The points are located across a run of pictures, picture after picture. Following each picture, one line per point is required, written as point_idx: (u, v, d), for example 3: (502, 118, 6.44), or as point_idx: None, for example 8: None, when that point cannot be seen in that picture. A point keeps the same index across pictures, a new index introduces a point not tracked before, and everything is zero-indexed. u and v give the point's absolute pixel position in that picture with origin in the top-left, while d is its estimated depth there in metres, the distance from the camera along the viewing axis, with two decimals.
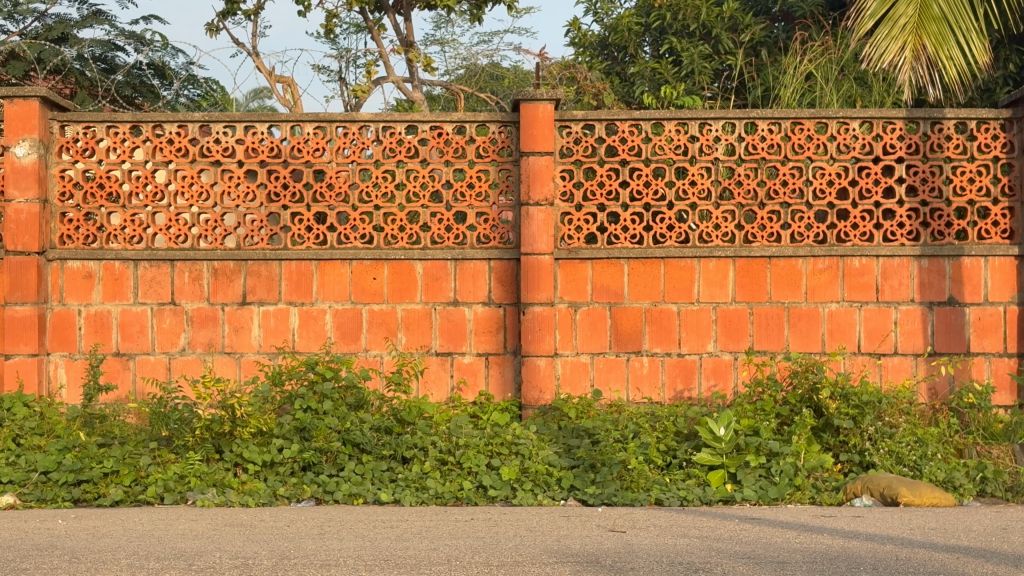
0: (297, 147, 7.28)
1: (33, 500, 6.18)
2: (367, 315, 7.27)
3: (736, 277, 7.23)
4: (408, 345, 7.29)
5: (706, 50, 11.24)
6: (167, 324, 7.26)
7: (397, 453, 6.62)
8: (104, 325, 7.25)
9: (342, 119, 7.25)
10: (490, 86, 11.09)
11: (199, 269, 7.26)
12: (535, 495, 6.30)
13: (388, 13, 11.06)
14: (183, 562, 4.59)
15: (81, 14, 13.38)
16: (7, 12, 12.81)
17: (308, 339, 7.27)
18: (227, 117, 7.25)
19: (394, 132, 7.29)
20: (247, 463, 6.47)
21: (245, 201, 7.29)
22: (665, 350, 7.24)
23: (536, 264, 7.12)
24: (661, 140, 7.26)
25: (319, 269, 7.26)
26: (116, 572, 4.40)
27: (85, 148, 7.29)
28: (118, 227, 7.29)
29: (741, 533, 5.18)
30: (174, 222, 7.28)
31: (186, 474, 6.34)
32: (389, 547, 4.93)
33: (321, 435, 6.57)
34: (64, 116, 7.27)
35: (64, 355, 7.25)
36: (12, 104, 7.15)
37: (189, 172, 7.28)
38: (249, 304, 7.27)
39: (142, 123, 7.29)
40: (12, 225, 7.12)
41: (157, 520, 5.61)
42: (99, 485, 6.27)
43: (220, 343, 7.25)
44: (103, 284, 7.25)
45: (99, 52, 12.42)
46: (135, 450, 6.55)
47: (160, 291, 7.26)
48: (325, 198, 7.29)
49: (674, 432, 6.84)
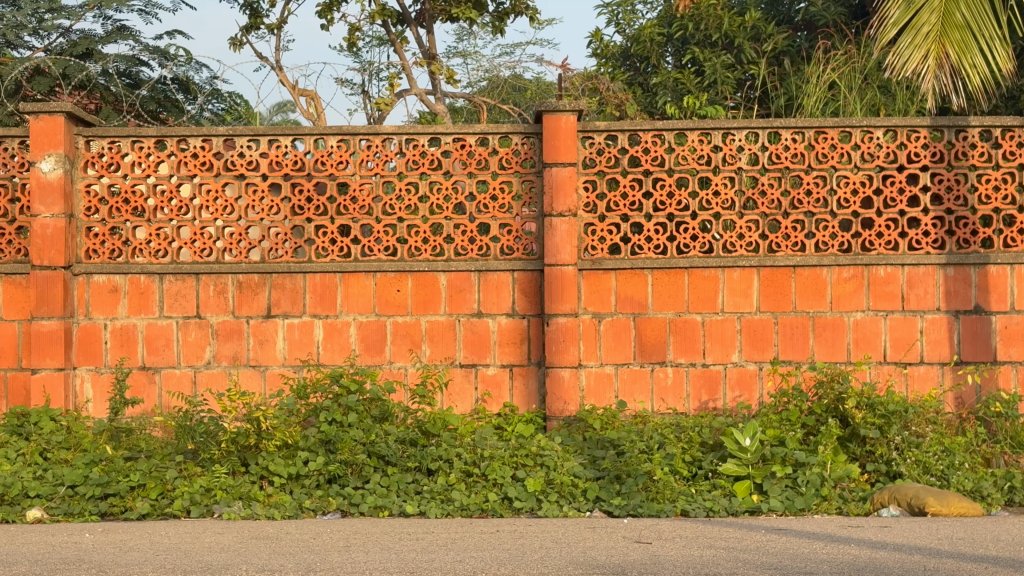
0: (321, 160, 7.30)
1: (61, 513, 6.20)
2: (391, 328, 7.28)
3: (761, 287, 7.21)
4: (433, 357, 7.29)
5: (729, 60, 11.23)
6: (192, 337, 7.28)
7: (422, 464, 6.62)
8: (130, 339, 7.29)
9: (365, 132, 7.27)
10: (514, 98, 11.09)
11: (224, 282, 7.29)
12: (561, 506, 6.28)
13: (411, 26, 11.10)
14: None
15: (105, 29, 13.43)
16: (32, 28, 12.91)
17: (332, 352, 7.28)
18: (251, 131, 7.27)
19: (417, 145, 7.30)
20: (272, 475, 6.49)
21: (269, 214, 7.32)
22: (690, 360, 7.23)
23: (559, 275, 7.12)
24: (685, 149, 7.25)
25: (343, 282, 7.28)
26: None
27: (111, 163, 7.33)
28: (143, 241, 7.32)
29: (767, 544, 5.16)
30: (199, 235, 7.31)
31: (212, 487, 6.36)
32: (415, 559, 4.94)
33: (346, 447, 6.59)
34: (89, 131, 7.31)
35: (90, 369, 7.28)
36: (37, 118, 7.17)
37: (214, 186, 7.29)
38: (274, 317, 7.29)
39: (167, 137, 7.31)
40: (39, 240, 7.16)
41: (184, 533, 5.63)
42: (125, 498, 6.29)
43: (245, 356, 7.28)
44: (129, 297, 7.29)
45: (123, 67, 12.48)
46: (161, 463, 6.58)
47: (185, 305, 7.29)
48: (349, 211, 7.32)
49: (699, 442, 6.83)
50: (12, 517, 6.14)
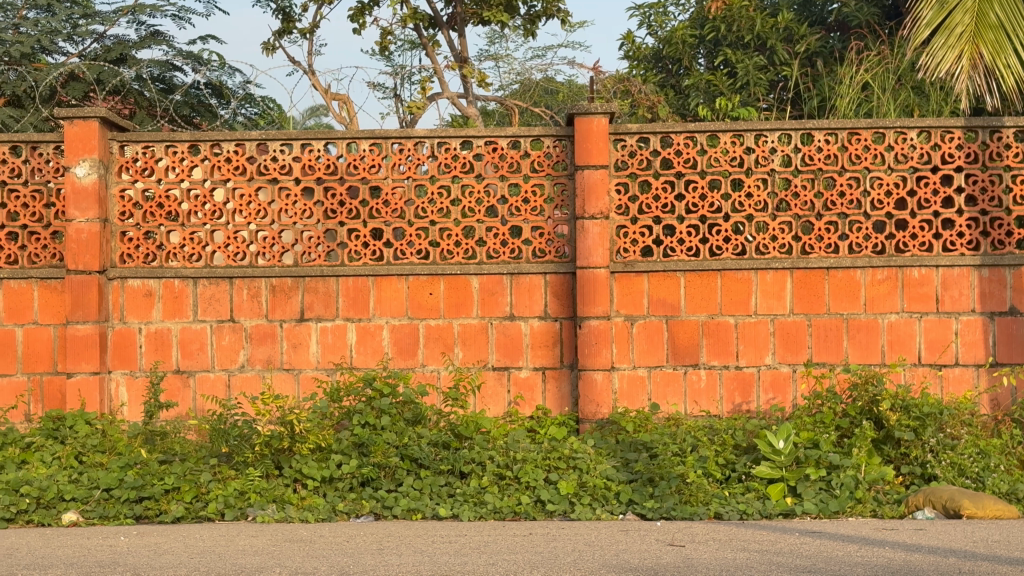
0: (353, 164, 7.33)
1: (96, 517, 6.25)
2: (423, 331, 7.30)
3: (794, 289, 7.18)
4: (465, 360, 7.30)
5: (761, 61, 11.18)
6: (226, 341, 7.32)
7: (454, 468, 6.63)
8: (164, 342, 7.33)
9: (398, 136, 7.29)
10: (546, 101, 11.07)
11: (257, 286, 7.32)
12: (594, 509, 6.28)
13: (442, 29, 11.11)
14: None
15: (139, 35, 13.50)
16: (66, 34, 13.00)
17: (365, 355, 7.30)
18: (283, 136, 7.30)
19: (449, 148, 7.32)
20: (306, 478, 6.51)
21: (302, 218, 7.34)
22: (723, 363, 7.22)
23: (591, 278, 7.11)
24: (717, 152, 7.23)
25: (376, 285, 7.30)
26: None
27: (145, 168, 7.39)
28: (177, 246, 7.35)
29: (801, 547, 5.14)
30: (233, 239, 7.34)
31: (247, 490, 6.38)
32: (447, 562, 4.95)
33: (379, 450, 6.58)
34: (123, 136, 7.36)
35: (125, 373, 7.33)
36: (71, 124, 7.23)
37: (247, 190, 7.33)
38: (307, 320, 7.32)
39: (200, 141, 7.35)
40: (74, 245, 7.21)
41: (219, 536, 5.66)
42: (160, 502, 6.32)
43: (279, 359, 7.31)
44: (163, 301, 7.33)
45: (157, 72, 12.56)
46: (196, 466, 6.60)
47: (219, 308, 7.32)
48: (381, 215, 7.32)
49: (732, 445, 6.81)
50: (49, 520, 6.20)
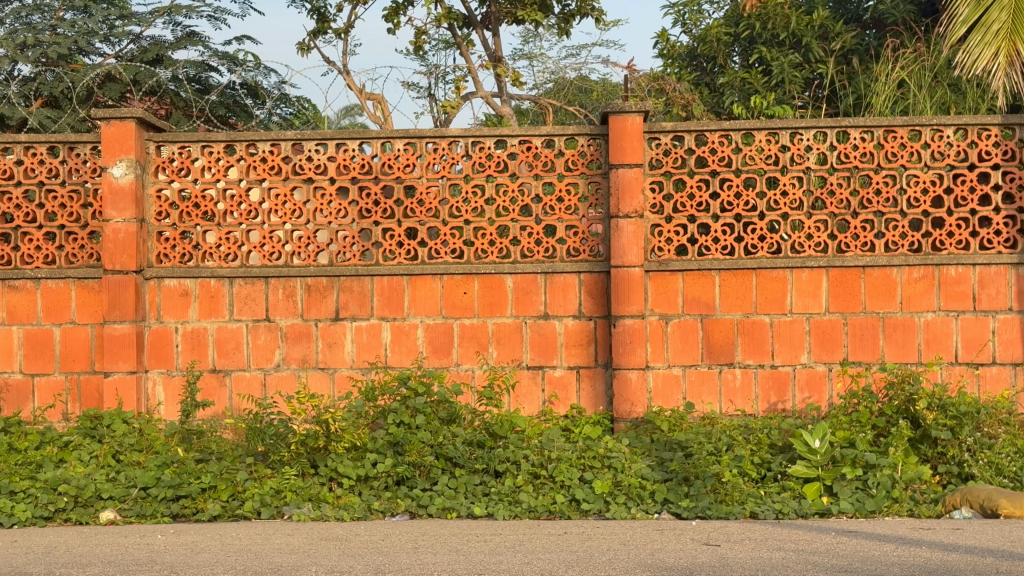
0: (388, 164, 7.35)
1: (133, 515, 6.29)
2: (458, 330, 7.31)
3: (830, 288, 7.15)
4: (500, 359, 7.30)
5: (796, 59, 11.12)
6: (262, 340, 7.36)
7: (489, 466, 6.64)
8: (200, 342, 7.36)
9: (432, 135, 7.30)
10: (580, 100, 11.06)
11: (293, 285, 7.35)
12: (629, 508, 6.27)
13: (476, 29, 11.12)
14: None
15: (175, 35, 13.57)
16: (103, 35, 13.08)
17: (400, 354, 7.33)
18: (319, 136, 7.33)
19: (483, 147, 7.33)
20: (341, 477, 6.53)
21: (337, 217, 7.36)
22: (758, 362, 7.19)
23: (626, 277, 7.10)
24: (752, 150, 7.21)
25: (411, 285, 7.32)
26: None
27: (181, 168, 7.43)
28: (214, 245, 7.39)
29: (837, 547, 5.12)
30: (268, 239, 7.38)
31: (283, 489, 6.41)
32: (482, 561, 4.95)
33: (414, 449, 6.61)
34: (160, 137, 7.40)
35: (162, 372, 7.38)
36: (109, 124, 7.27)
37: (282, 190, 7.37)
38: (342, 320, 7.34)
39: (236, 142, 7.38)
40: (111, 244, 7.26)
41: (255, 534, 5.68)
42: (197, 500, 6.35)
43: (314, 358, 7.34)
44: (199, 301, 7.37)
45: (193, 73, 12.62)
46: (232, 465, 6.64)
47: (255, 308, 7.36)
48: (416, 214, 7.34)
49: (768, 444, 6.78)
50: (86, 518, 6.25)
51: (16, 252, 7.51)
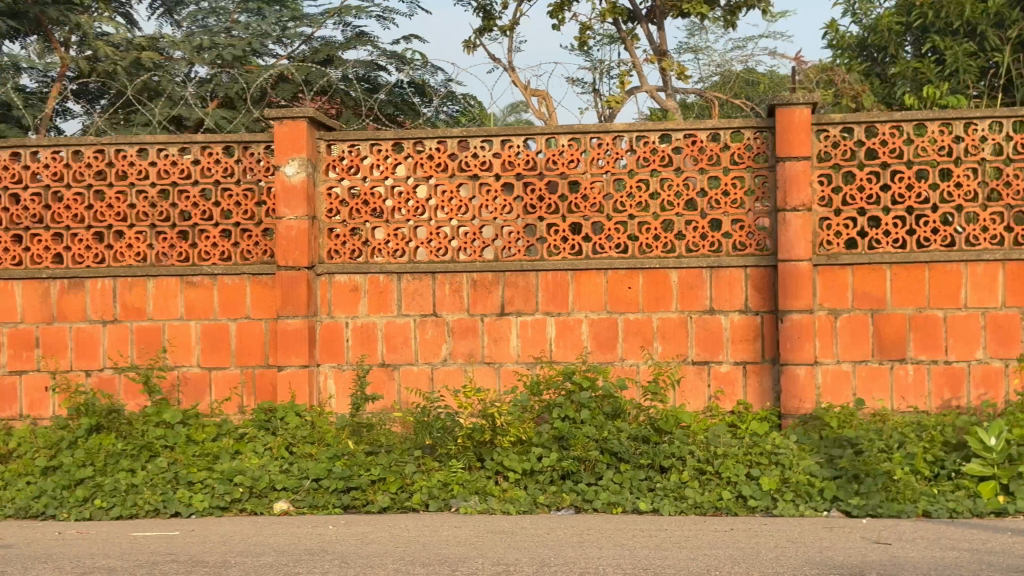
0: (552, 159, 7.37)
1: (306, 506, 6.45)
2: (623, 325, 7.31)
3: (1007, 281, 6.95)
4: (665, 354, 7.28)
5: (972, 47, 10.79)
6: (429, 335, 7.47)
7: (655, 462, 6.62)
8: (370, 336, 7.51)
9: (596, 130, 7.31)
10: (747, 93, 10.94)
11: (459, 281, 7.44)
12: (797, 505, 6.18)
13: (641, 23, 11.06)
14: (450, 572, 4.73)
15: (345, 36, 13.83)
16: (276, 37, 13.39)
17: (565, 349, 7.36)
18: (484, 133, 7.39)
19: (647, 142, 7.30)
20: (507, 471, 6.61)
21: (502, 213, 7.43)
22: (931, 358, 7.03)
23: (793, 272, 7.01)
24: (924, 141, 7.05)
25: (576, 280, 7.34)
26: None
27: (351, 166, 7.56)
28: (382, 242, 7.53)
29: (1014, 547, 4.98)
30: (435, 235, 7.48)
31: (450, 482, 6.51)
32: (648, 555, 4.95)
33: (579, 443, 6.65)
34: (330, 135, 7.55)
35: (333, 366, 7.54)
36: (281, 124, 7.43)
37: (449, 186, 7.46)
38: (507, 315, 7.40)
39: (403, 140, 7.50)
40: (284, 242, 7.42)
41: (423, 525, 5.79)
42: (367, 492, 6.49)
43: (480, 353, 7.43)
44: (369, 297, 7.51)
45: (362, 72, 12.87)
46: (401, 458, 6.78)
47: (422, 304, 7.47)
48: (581, 210, 7.36)
49: (941, 442, 6.62)
50: (261, 509, 6.44)
51: (193, 249, 7.74)
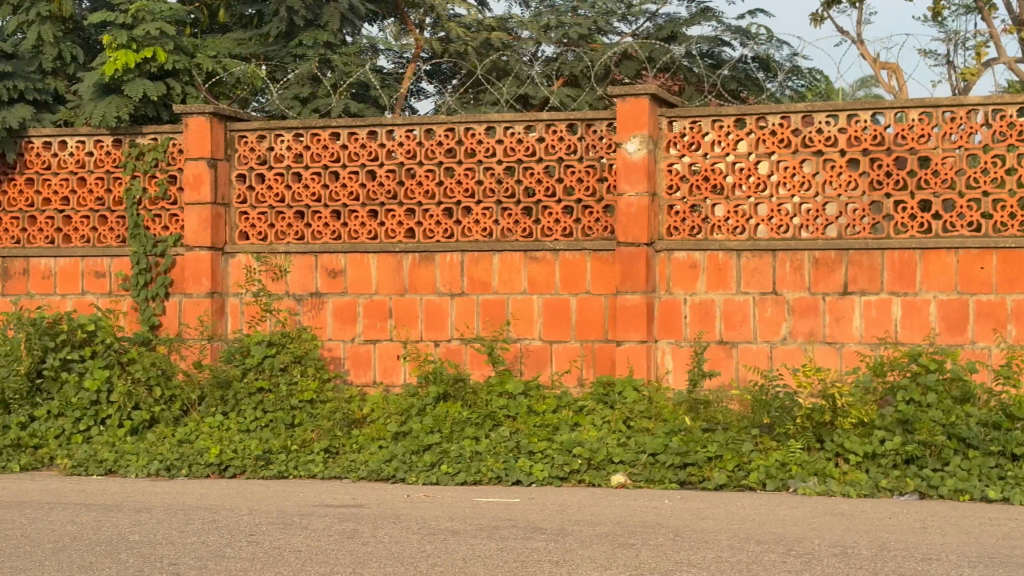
0: (902, 134, 7.66)
1: (642, 480, 6.97)
2: (974, 307, 7.48)
3: None
4: (1019, 337, 7.41)
5: None
6: (768, 313, 7.87)
7: (1005, 449, 6.54)
8: (709, 314, 8.00)
9: (950, 104, 7.54)
10: None
11: (800, 259, 7.82)
12: None
13: None
14: (787, 562, 4.85)
15: (690, 12, 13.79)
16: (621, 15, 13.51)
17: (910, 330, 7.60)
18: (830, 107, 7.77)
19: (1004, 115, 7.50)
20: (849, 453, 6.79)
21: (847, 189, 7.78)
22: None
23: None
24: None
25: (924, 259, 7.57)
26: (722, 561, 4.92)
27: (692, 143, 8.09)
28: (722, 219, 8.02)
29: None
30: (777, 213, 7.91)
31: (789, 462, 6.82)
32: (995, 544, 5.02)
33: (925, 428, 6.69)
34: (672, 112, 8.10)
35: (671, 342, 8.08)
36: (624, 102, 8.04)
37: (791, 163, 7.88)
38: (850, 294, 7.72)
39: (747, 116, 7.97)
40: (625, 218, 8.05)
41: (760, 505, 6.11)
42: (703, 468, 6.91)
43: (821, 333, 7.77)
44: (708, 273, 8.01)
45: (707, 48, 12.86)
46: (739, 436, 7.10)
47: (762, 282, 7.89)
48: (930, 185, 7.61)
49: None
50: (599, 481, 7.01)
51: (536, 225, 8.45)
